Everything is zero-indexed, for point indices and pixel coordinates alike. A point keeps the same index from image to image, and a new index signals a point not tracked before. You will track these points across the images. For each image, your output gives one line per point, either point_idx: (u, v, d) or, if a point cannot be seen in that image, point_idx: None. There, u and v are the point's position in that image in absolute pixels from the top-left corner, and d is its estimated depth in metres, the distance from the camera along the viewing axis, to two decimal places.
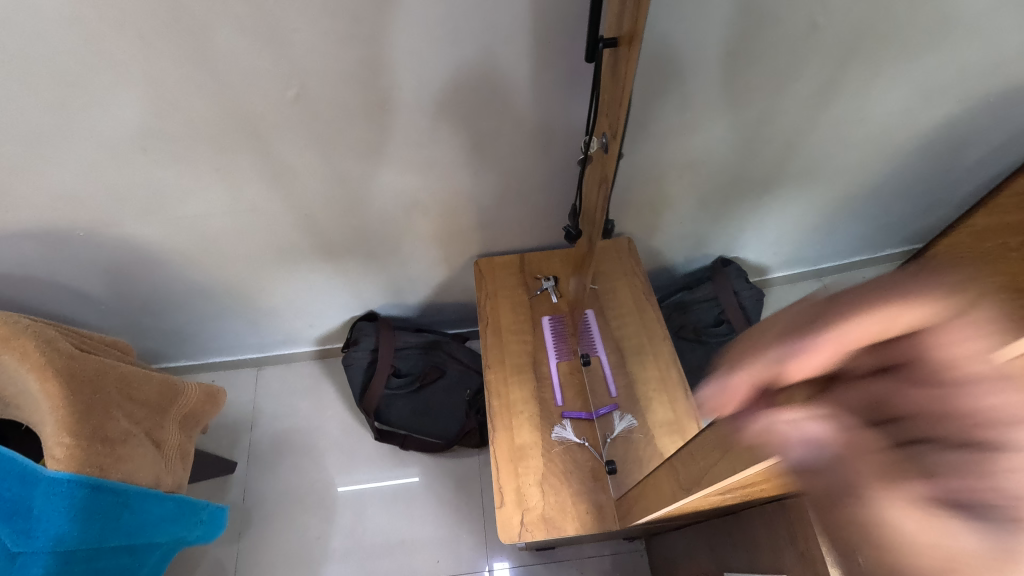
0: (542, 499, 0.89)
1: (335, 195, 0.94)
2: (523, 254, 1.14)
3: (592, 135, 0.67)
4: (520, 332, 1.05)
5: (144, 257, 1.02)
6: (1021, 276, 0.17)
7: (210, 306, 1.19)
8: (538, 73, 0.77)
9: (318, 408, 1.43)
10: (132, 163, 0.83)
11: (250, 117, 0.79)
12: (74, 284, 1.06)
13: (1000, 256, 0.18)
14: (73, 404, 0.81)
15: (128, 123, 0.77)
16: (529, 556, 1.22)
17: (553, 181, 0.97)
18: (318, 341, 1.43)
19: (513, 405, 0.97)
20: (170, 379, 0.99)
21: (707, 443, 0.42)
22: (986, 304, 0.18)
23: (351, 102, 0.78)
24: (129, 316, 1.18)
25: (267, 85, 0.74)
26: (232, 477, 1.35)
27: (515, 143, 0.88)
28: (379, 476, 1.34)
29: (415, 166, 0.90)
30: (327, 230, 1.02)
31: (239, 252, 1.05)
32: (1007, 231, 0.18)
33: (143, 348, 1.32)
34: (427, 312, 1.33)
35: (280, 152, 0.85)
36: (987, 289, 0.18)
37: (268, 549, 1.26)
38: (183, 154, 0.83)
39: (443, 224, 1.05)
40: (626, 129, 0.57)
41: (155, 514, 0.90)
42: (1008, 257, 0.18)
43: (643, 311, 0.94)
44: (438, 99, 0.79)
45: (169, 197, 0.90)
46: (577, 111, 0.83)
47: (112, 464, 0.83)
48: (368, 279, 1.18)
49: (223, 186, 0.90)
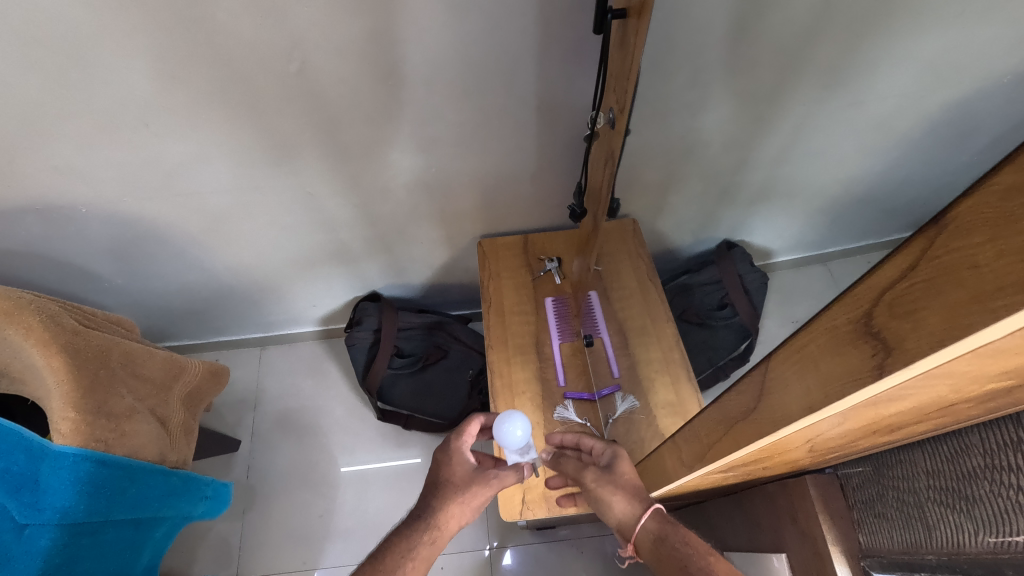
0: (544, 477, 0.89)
1: (337, 173, 0.94)
2: (527, 235, 1.13)
3: (599, 111, 0.66)
4: (523, 313, 1.05)
5: (147, 234, 1.02)
6: (1003, 268, 0.16)
7: (213, 284, 1.19)
8: (544, 48, 0.76)
9: (321, 387, 1.44)
10: (132, 138, 0.82)
11: (252, 91, 0.77)
12: (76, 261, 1.06)
13: (984, 248, 0.16)
14: (78, 380, 0.81)
15: (128, 97, 0.76)
16: (530, 535, 1.23)
17: (557, 160, 0.96)
18: (321, 322, 1.43)
19: (515, 385, 0.98)
20: (173, 357, 0.99)
21: (710, 419, 0.42)
22: (966, 292, 0.17)
23: (354, 77, 0.77)
24: (132, 294, 1.18)
25: (268, 57, 0.73)
26: (236, 455, 1.36)
27: (520, 121, 0.87)
28: (382, 455, 1.35)
29: (419, 144, 0.89)
30: (330, 209, 1.02)
31: (241, 230, 1.05)
32: (991, 224, 0.16)
33: (146, 327, 1.32)
34: (430, 293, 1.33)
35: (283, 128, 0.84)
36: (969, 279, 0.17)
37: (272, 526, 1.28)
38: (183, 129, 0.82)
39: (446, 203, 1.04)
40: (633, 104, 0.56)
41: (159, 489, 0.91)
42: (990, 249, 0.16)
43: (648, 293, 0.93)
44: (442, 75, 0.78)
45: (170, 173, 0.89)
46: (583, 88, 0.82)
47: (116, 439, 0.84)
48: (371, 259, 1.18)
49: (224, 162, 0.89)
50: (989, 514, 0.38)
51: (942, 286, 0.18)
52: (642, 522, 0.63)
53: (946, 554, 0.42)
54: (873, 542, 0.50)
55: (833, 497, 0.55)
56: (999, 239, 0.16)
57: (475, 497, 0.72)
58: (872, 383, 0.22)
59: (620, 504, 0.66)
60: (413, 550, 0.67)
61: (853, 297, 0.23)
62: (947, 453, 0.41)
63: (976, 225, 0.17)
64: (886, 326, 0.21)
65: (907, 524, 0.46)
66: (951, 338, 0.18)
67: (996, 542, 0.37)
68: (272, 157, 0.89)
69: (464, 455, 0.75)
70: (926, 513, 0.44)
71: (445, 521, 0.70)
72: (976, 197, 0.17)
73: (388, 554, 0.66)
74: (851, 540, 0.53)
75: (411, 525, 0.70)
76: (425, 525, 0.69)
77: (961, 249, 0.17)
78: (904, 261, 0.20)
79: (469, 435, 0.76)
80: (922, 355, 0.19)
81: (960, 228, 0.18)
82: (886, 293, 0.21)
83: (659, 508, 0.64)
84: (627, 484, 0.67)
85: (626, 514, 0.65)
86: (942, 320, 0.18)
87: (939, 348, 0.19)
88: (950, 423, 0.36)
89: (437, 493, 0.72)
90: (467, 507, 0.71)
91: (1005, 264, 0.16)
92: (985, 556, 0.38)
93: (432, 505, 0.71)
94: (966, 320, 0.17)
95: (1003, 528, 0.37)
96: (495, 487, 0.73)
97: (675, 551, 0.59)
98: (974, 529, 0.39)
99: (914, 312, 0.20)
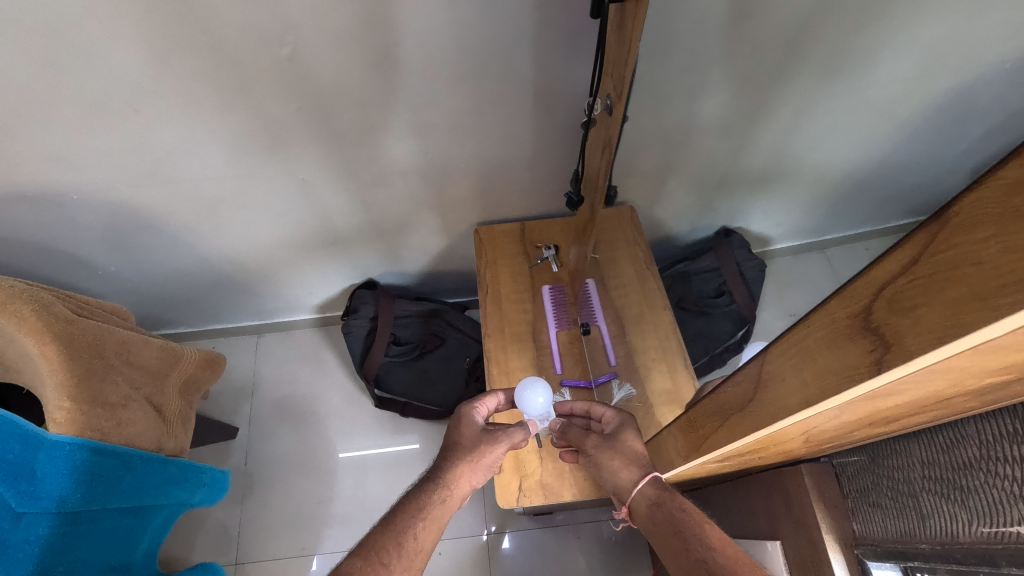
0: (541, 465, 0.89)
1: (332, 159, 0.92)
2: (523, 222, 1.13)
3: (596, 97, 0.65)
4: (520, 301, 1.05)
5: (140, 221, 1.01)
6: (1005, 268, 0.15)
7: (208, 272, 1.19)
8: (541, 32, 0.74)
9: (318, 375, 1.44)
10: (122, 124, 0.81)
11: (244, 77, 0.76)
12: (69, 249, 1.05)
13: (985, 246, 0.16)
14: (72, 369, 0.80)
15: (116, 82, 0.75)
16: (527, 520, 1.24)
17: (554, 146, 0.95)
18: (317, 309, 1.43)
19: (511, 372, 0.98)
20: (169, 345, 0.98)
21: (706, 410, 0.42)
22: (964, 288, 0.17)
23: (348, 62, 0.75)
24: (127, 281, 1.17)
25: (258, 40, 0.71)
26: (233, 442, 1.36)
27: (517, 106, 0.86)
28: (379, 443, 1.35)
29: (414, 131, 0.88)
30: (325, 196, 1.01)
31: (235, 217, 1.04)
32: (989, 222, 0.16)
33: (142, 315, 1.32)
34: (427, 280, 1.33)
35: (277, 114, 0.83)
36: (967, 277, 0.17)
37: (270, 512, 1.29)
38: (174, 115, 0.81)
39: (442, 191, 1.03)
40: (631, 90, 0.56)
41: (157, 477, 0.91)
42: (991, 247, 0.16)
43: (645, 281, 0.93)
44: (437, 60, 0.77)
45: (161, 159, 0.88)
46: (581, 74, 0.81)
47: (113, 428, 0.84)
48: (367, 246, 1.17)
49: (217, 149, 0.87)
50: (983, 504, 0.38)
51: (944, 283, 0.18)
52: (640, 489, 0.63)
53: (940, 544, 0.42)
54: (867, 531, 0.51)
55: (828, 485, 0.55)
56: (1003, 235, 0.15)
57: (485, 459, 0.73)
58: (869, 378, 0.22)
59: (619, 468, 0.66)
60: (425, 509, 0.67)
61: (852, 291, 0.23)
62: (943, 444, 0.41)
63: (981, 220, 0.16)
64: (886, 321, 0.21)
65: (901, 513, 0.46)
66: (952, 335, 0.18)
67: (990, 532, 0.37)
68: (266, 143, 0.88)
69: (474, 418, 0.76)
70: (920, 503, 0.44)
71: (456, 482, 0.70)
72: (982, 191, 0.16)
73: (400, 513, 0.66)
74: (845, 528, 0.53)
75: (421, 486, 0.70)
76: (436, 486, 0.70)
77: (964, 245, 0.17)
78: (906, 255, 0.19)
79: (485, 405, 0.79)
80: (923, 351, 0.19)
81: (964, 223, 0.17)
82: (882, 289, 0.21)
83: (657, 476, 0.64)
84: (628, 450, 0.67)
85: (626, 480, 0.66)
86: (944, 317, 0.18)
87: (938, 346, 0.18)
88: (947, 414, 0.35)
89: (447, 455, 0.73)
90: (477, 468, 0.72)
91: (1007, 263, 0.15)
92: (978, 546, 0.38)
93: (442, 466, 0.71)
94: (969, 317, 0.17)
95: (997, 518, 0.37)
96: (502, 449, 0.75)
97: (671, 516, 0.59)
98: (968, 519, 0.39)
99: (915, 307, 0.19)
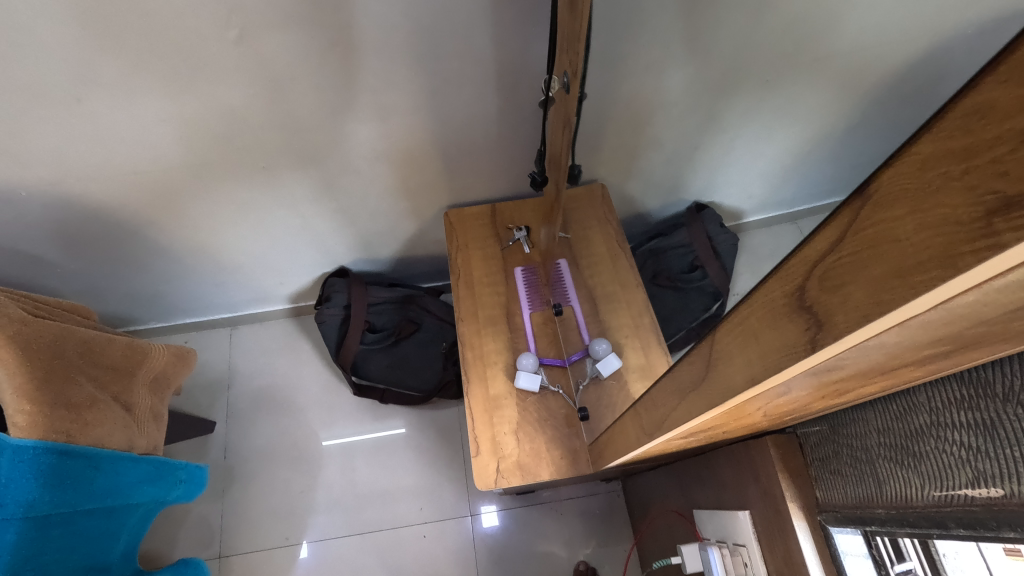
0: (518, 446, 0.88)
1: (293, 144, 0.90)
2: (493, 204, 1.11)
3: (553, 75, 0.64)
4: (493, 284, 1.03)
5: (95, 216, 0.97)
6: (924, 260, 0.15)
7: (174, 265, 1.16)
8: (499, 9, 0.72)
9: (295, 365, 1.42)
10: (66, 114, 0.78)
11: (191, 62, 0.73)
12: (25, 249, 1.02)
13: (893, 243, 0.16)
14: (30, 371, 0.78)
15: (55, 73, 0.72)
16: (512, 500, 1.27)
17: (519, 126, 0.94)
18: (291, 299, 1.41)
19: (486, 356, 0.96)
20: (135, 342, 0.96)
21: (666, 389, 0.43)
22: (879, 265, 0.17)
23: (301, 45, 0.73)
24: (90, 278, 1.14)
25: (203, 23, 0.69)
26: (211, 437, 1.34)
27: (478, 87, 0.84)
28: (362, 430, 1.35)
29: (380, 115, 0.86)
30: (289, 181, 0.98)
31: (197, 209, 1.01)
32: (913, 212, 0.15)
33: (108, 311, 1.28)
34: (400, 266, 1.31)
35: (229, 100, 0.80)
36: (885, 269, 0.17)
37: (252, 505, 1.28)
38: (123, 104, 0.78)
39: (409, 174, 1.01)
40: (586, 68, 0.55)
41: (132, 476, 0.90)
42: (898, 246, 0.16)
43: (617, 259, 0.98)
44: (394, 39, 0.74)
45: (112, 151, 0.85)
46: (542, 51, 0.79)
47: (79, 430, 0.82)
48: (338, 233, 1.15)
49: (169, 138, 0.84)
50: (935, 470, 0.39)
51: (865, 261, 0.18)
52: None
53: (896, 508, 0.43)
54: (829, 498, 0.52)
55: (792, 455, 0.56)
56: (917, 212, 0.15)
57: None
58: (805, 357, 0.22)
59: None
60: None
61: (790, 270, 0.23)
62: (897, 411, 0.42)
63: (898, 196, 0.16)
64: (818, 300, 0.21)
65: (859, 480, 0.47)
66: (874, 314, 0.17)
67: (941, 496, 0.38)
68: (223, 134, 0.85)
69: None
70: (877, 469, 0.45)
71: None
72: (895, 167, 0.16)
73: None
74: (808, 496, 0.54)
75: None
76: None
77: (883, 222, 0.17)
78: (831, 235, 0.19)
79: None
80: (850, 329, 0.19)
81: (884, 199, 0.17)
82: (817, 267, 0.21)
83: None
84: None
85: None
86: (867, 296, 0.18)
87: (863, 324, 0.18)
88: (911, 381, 0.35)
89: None
90: None
91: (925, 257, 0.15)
92: (930, 509, 0.39)
93: None
94: (888, 295, 0.17)
95: (947, 482, 0.38)
96: None
97: None
98: (920, 483, 0.40)
99: (842, 286, 0.19)
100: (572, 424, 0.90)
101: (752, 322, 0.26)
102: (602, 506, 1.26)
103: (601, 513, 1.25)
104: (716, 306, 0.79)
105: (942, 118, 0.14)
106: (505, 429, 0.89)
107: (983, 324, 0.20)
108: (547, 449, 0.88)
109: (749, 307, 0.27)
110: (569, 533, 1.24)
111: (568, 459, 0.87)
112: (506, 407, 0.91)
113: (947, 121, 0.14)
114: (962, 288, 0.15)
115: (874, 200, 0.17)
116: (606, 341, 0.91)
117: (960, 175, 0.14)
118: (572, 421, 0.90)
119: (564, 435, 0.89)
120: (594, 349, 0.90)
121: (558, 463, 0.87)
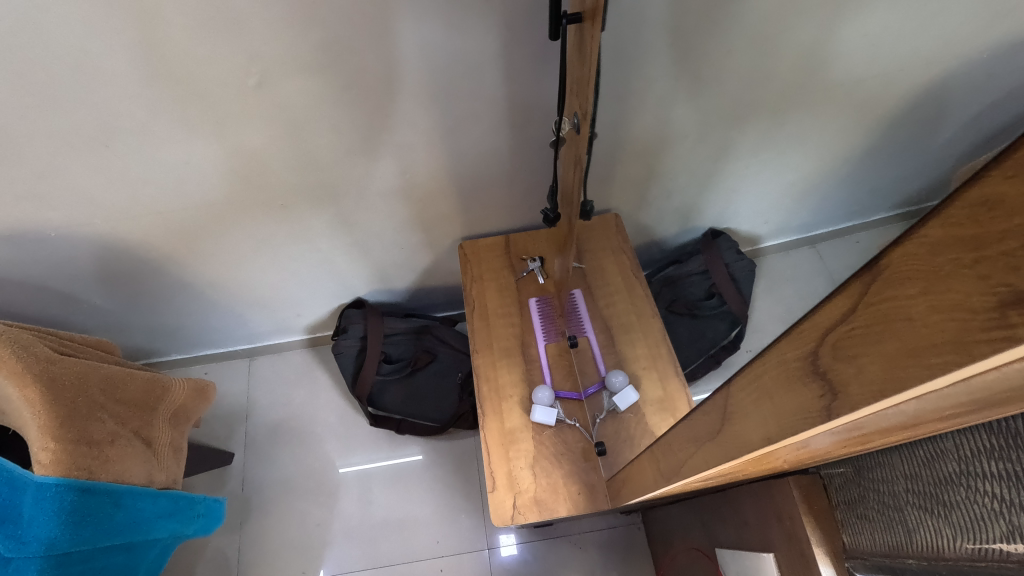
0: (535, 480, 0.87)
1: (311, 182, 0.92)
2: (507, 236, 1.12)
3: (563, 115, 0.64)
4: (508, 315, 1.03)
5: (120, 254, 1.00)
6: (942, 343, 0.15)
7: (195, 299, 1.18)
8: (509, 50, 0.74)
9: (312, 395, 1.43)
10: (95, 159, 0.81)
11: (213, 107, 0.76)
12: (55, 286, 1.05)
13: (907, 320, 0.16)
14: (54, 409, 0.80)
15: (85, 121, 0.75)
16: (530, 533, 1.25)
17: (531, 160, 0.95)
18: (308, 330, 1.42)
19: (501, 389, 0.95)
20: (157, 377, 0.98)
21: (681, 435, 0.42)
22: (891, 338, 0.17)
23: (316, 89, 0.75)
24: (114, 314, 1.17)
25: (224, 72, 0.71)
26: (230, 468, 1.35)
27: (491, 124, 0.86)
28: (379, 460, 1.34)
29: (395, 153, 0.88)
30: (305, 216, 0.99)
31: (217, 245, 1.03)
32: (927, 292, 0.15)
33: (131, 344, 1.31)
34: (416, 296, 1.32)
35: (249, 143, 0.82)
36: (901, 347, 0.16)
37: (269, 537, 1.27)
38: (149, 149, 0.81)
39: (424, 208, 1.03)
40: (596, 109, 0.56)
41: (150, 512, 0.90)
42: (914, 324, 0.16)
43: (633, 289, 0.96)
44: (408, 82, 0.76)
45: (138, 193, 0.87)
46: (552, 89, 0.81)
47: (100, 466, 0.83)
48: (354, 265, 1.17)
49: (193, 180, 0.87)
50: (966, 521, 0.37)
51: (878, 336, 0.17)
52: None
53: (927, 559, 0.41)
54: (856, 543, 0.50)
55: (816, 498, 0.54)
56: (929, 294, 0.15)
57: None
58: (821, 422, 0.22)
59: None
60: None
61: (800, 332, 0.22)
62: (925, 457, 0.41)
63: (908, 276, 0.16)
64: (832, 367, 0.20)
65: (887, 526, 0.45)
66: (890, 389, 0.17)
67: (973, 549, 0.37)
68: (243, 174, 0.88)
69: None
70: (906, 517, 0.43)
71: None
72: (904, 247, 0.16)
73: None
74: (835, 540, 0.52)
75: None
76: None
77: (895, 299, 0.16)
78: (843, 304, 0.19)
79: None
80: (866, 401, 0.19)
81: (895, 277, 0.16)
82: (829, 334, 0.20)
83: None
84: None
85: None
86: (881, 371, 0.17)
87: (879, 398, 0.18)
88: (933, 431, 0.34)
89: None
90: None
91: (943, 340, 0.15)
92: (962, 562, 0.38)
93: None
94: (903, 373, 0.16)
95: (979, 534, 0.36)
96: None
97: None
98: (951, 534, 0.39)
99: (855, 357, 0.19)
100: (589, 458, 0.89)
101: (767, 382, 0.26)
102: (623, 539, 1.23)
103: (622, 547, 1.22)
104: (734, 335, 0.80)
105: (949, 204, 0.14)
106: (521, 463, 0.88)
107: (1010, 391, 0.20)
108: (566, 485, 0.86)
109: (762, 363, 0.27)
110: (589, 567, 1.21)
111: (586, 493, 0.86)
112: (522, 440, 0.90)
113: (954, 208, 0.14)
114: (981, 370, 0.15)
115: (886, 276, 0.17)
116: (623, 373, 0.88)
117: (970, 264, 0.13)
118: (589, 455, 0.89)
119: (581, 469, 0.88)
120: (610, 381, 0.87)
121: (577, 498, 0.86)
